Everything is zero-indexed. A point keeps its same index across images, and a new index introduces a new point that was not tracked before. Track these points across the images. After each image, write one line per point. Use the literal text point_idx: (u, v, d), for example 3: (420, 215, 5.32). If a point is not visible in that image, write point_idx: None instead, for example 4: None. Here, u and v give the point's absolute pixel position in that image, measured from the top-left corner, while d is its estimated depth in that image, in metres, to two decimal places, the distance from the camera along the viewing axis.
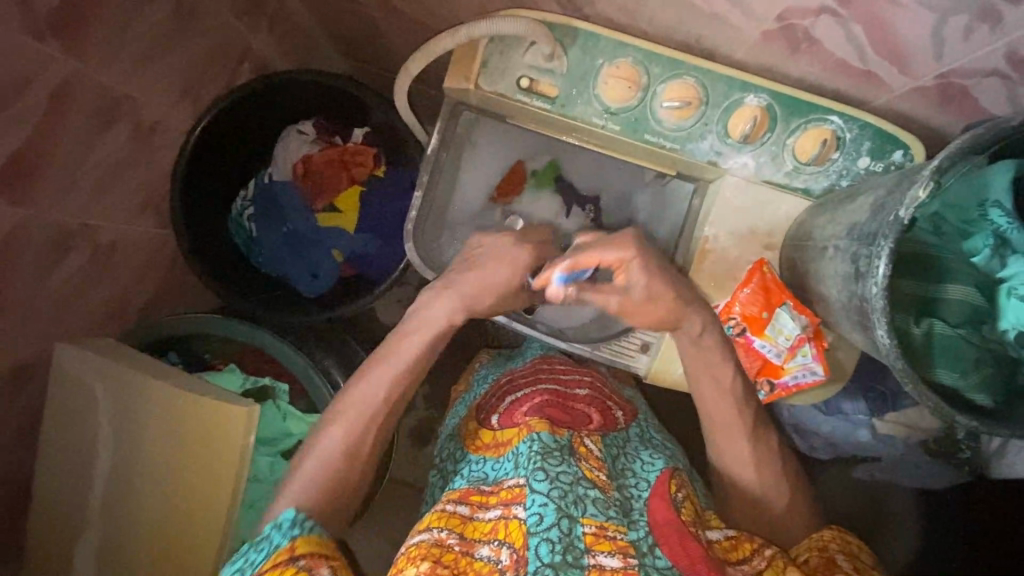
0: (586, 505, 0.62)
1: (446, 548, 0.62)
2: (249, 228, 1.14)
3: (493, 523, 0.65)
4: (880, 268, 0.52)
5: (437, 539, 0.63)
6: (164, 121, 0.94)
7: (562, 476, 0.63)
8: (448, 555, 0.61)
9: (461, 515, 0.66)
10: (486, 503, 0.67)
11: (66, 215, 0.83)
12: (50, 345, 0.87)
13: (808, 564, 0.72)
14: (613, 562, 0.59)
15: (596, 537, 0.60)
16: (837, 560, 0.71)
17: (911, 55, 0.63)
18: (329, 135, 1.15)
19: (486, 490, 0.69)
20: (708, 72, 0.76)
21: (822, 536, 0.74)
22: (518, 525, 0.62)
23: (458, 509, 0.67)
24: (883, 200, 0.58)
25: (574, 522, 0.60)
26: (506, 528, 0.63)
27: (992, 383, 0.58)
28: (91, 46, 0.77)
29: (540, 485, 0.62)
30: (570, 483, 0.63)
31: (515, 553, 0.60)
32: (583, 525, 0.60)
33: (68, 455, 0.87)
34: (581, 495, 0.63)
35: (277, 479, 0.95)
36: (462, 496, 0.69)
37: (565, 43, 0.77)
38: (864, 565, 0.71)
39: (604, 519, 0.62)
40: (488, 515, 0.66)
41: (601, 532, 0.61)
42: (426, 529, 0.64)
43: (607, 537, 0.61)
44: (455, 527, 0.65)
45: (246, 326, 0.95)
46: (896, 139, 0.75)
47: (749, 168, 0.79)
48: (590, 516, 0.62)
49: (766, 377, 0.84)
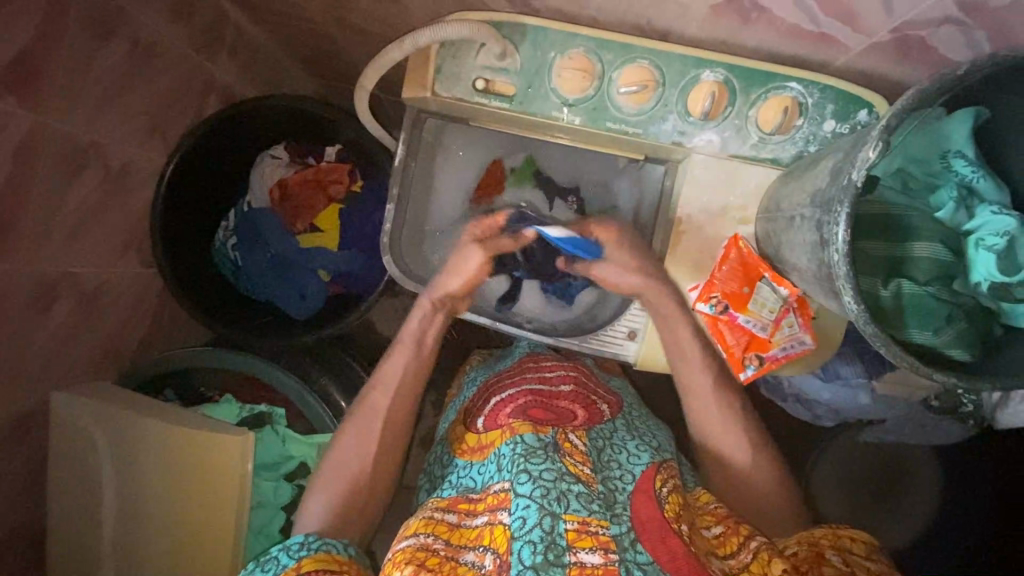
0: (569, 500, 0.61)
1: (432, 552, 0.62)
2: (234, 257, 1.16)
3: (479, 529, 0.65)
4: (839, 234, 0.51)
5: (424, 543, 0.63)
6: (134, 162, 0.95)
7: (544, 474, 0.63)
8: (433, 559, 0.61)
9: (449, 522, 0.67)
10: (472, 509, 0.68)
11: (48, 265, 0.84)
12: (46, 395, 0.89)
13: (796, 556, 0.68)
14: (594, 558, 0.56)
15: (578, 533, 0.58)
16: (826, 554, 0.67)
17: (860, 13, 0.62)
18: (303, 156, 1.17)
19: (473, 497, 0.69)
20: (662, 53, 0.75)
21: (813, 533, 0.70)
22: (502, 529, 0.61)
23: (446, 517, 0.67)
24: (841, 163, 0.58)
25: (556, 519, 0.58)
26: (492, 534, 0.62)
27: (967, 337, 0.57)
28: (49, 98, 0.78)
29: (523, 488, 0.62)
30: (553, 480, 0.62)
31: (498, 557, 0.59)
32: (565, 521, 0.59)
33: (73, 502, 0.88)
34: (564, 490, 0.61)
35: (283, 502, 0.96)
36: (450, 504, 0.70)
37: (514, 40, 0.77)
38: (857, 559, 0.67)
39: (587, 514, 0.60)
40: (476, 521, 0.66)
41: (584, 528, 0.58)
42: (413, 534, 0.64)
43: (590, 533, 0.58)
44: (441, 534, 0.65)
45: (245, 355, 0.96)
46: (859, 99, 0.74)
47: (714, 144, 0.79)
48: (573, 511, 0.60)
49: (754, 352, 0.82)
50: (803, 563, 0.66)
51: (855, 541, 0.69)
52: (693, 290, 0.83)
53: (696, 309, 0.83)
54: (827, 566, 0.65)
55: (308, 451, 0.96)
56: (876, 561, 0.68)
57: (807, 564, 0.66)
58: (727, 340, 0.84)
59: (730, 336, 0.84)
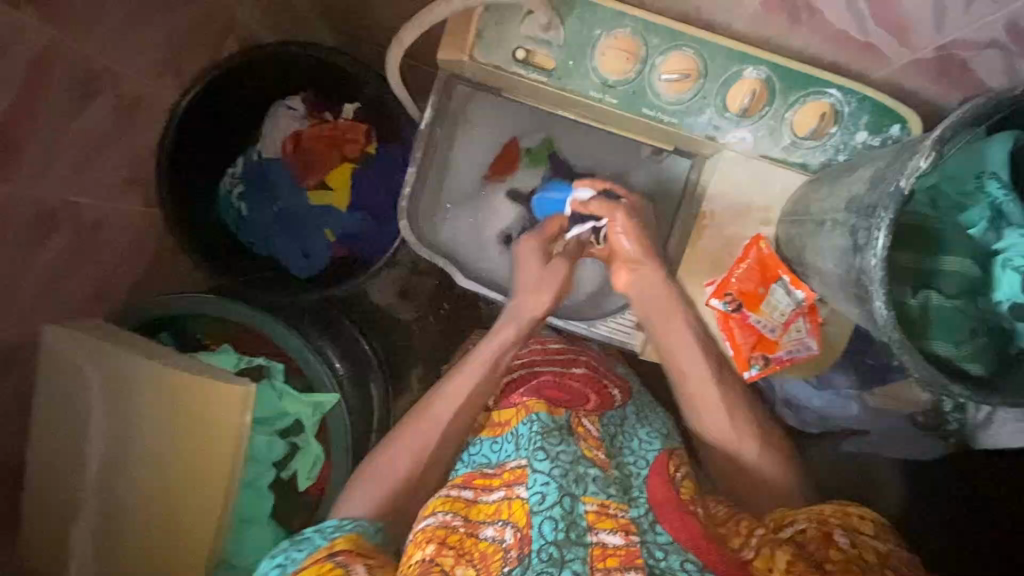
0: (587, 483, 0.62)
1: (452, 530, 0.63)
2: (239, 207, 1.12)
3: (497, 505, 0.65)
4: (879, 240, 0.51)
5: (443, 521, 0.64)
6: (148, 95, 0.92)
7: (562, 455, 0.64)
8: (454, 536, 0.62)
9: (466, 499, 0.67)
10: (489, 485, 0.69)
11: (52, 190, 0.81)
12: (36, 326, 0.86)
13: (803, 535, 0.66)
14: (616, 539, 0.58)
15: (598, 515, 0.59)
16: (835, 534, 0.65)
17: (911, 26, 0.65)
18: (320, 111, 1.12)
19: (489, 473, 0.70)
20: (708, 44, 0.75)
21: (822, 508, 0.68)
22: (520, 504, 0.62)
23: (463, 494, 0.68)
24: (882, 171, 0.57)
25: (576, 500, 0.60)
26: (509, 508, 0.64)
27: (983, 354, 0.58)
28: (70, 15, 0.74)
29: (542, 465, 0.63)
30: (571, 462, 0.63)
31: (519, 532, 0.60)
32: (584, 503, 0.60)
33: (57, 437, 0.85)
34: (582, 473, 0.63)
35: (275, 458, 0.94)
36: (466, 481, 0.70)
37: (562, 13, 0.75)
38: (866, 540, 0.65)
39: (605, 497, 0.61)
40: (492, 497, 0.67)
41: (603, 509, 0.60)
42: (431, 512, 0.65)
43: (610, 514, 0.60)
44: (460, 510, 0.66)
45: (245, 306, 0.93)
46: (894, 113, 0.74)
47: (747, 142, 0.79)
48: (591, 494, 0.61)
49: (761, 352, 0.83)
50: (811, 543, 0.65)
51: (865, 520, 0.67)
52: (708, 285, 0.83)
53: (709, 304, 0.82)
54: (835, 548, 0.63)
55: (304, 410, 0.94)
56: (884, 539, 0.65)
57: (816, 545, 0.64)
58: (737, 339, 0.83)
59: (739, 336, 0.83)
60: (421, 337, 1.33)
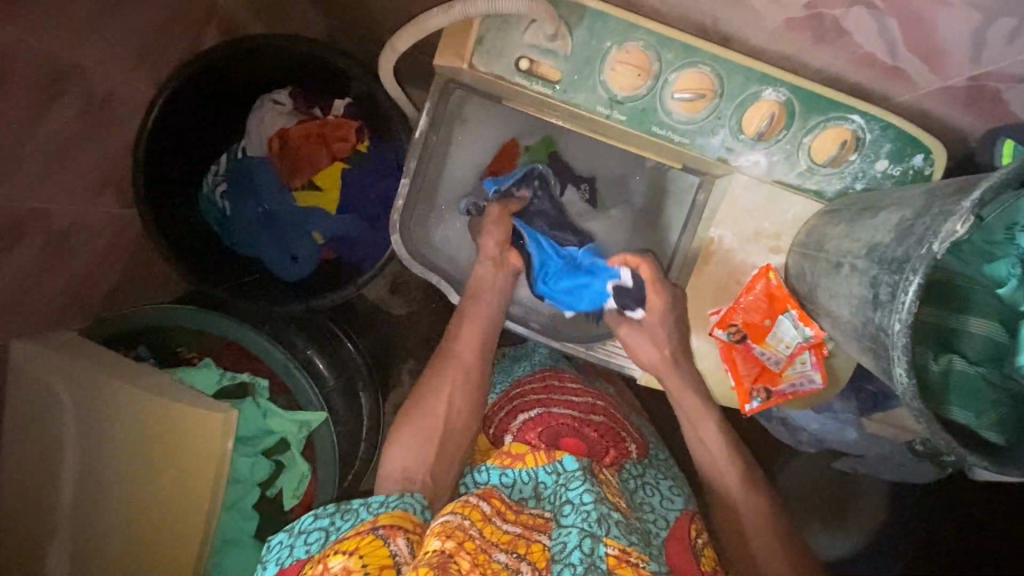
0: (609, 525, 0.60)
1: (468, 536, 0.57)
2: (222, 206, 1.07)
3: (512, 536, 0.60)
4: (905, 303, 0.48)
5: (461, 523, 0.58)
6: (122, 91, 0.85)
7: (584, 498, 0.63)
8: (469, 543, 0.56)
9: (484, 511, 0.61)
10: (506, 510, 0.63)
11: (16, 198, 0.75)
12: (6, 339, 0.81)
13: None
14: None
15: (618, 560, 0.58)
16: None
17: (945, 54, 0.59)
18: (308, 105, 1.06)
19: (507, 500, 0.65)
20: (725, 61, 0.70)
21: None
22: (541, 547, 0.60)
23: (481, 504, 0.62)
24: (910, 221, 0.54)
25: (597, 542, 0.58)
26: (529, 549, 0.60)
27: (1008, 425, 0.55)
28: (29, 10, 0.67)
29: (568, 518, 0.61)
30: (594, 503, 0.62)
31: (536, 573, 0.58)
32: (605, 545, 0.58)
33: (32, 453, 0.82)
34: (605, 515, 0.61)
35: (259, 479, 0.92)
36: (485, 495, 0.64)
37: (569, 22, 0.69)
38: None
39: (627, 544, 0.60)
40: (507, 527, 0.61)
41: (624, 556, 0.58)
42: (450, 511, 0.59)
43: (630, 562, 0.58)
44: (476, 520, 0.59)
45: (228, 319, 0.89)
46: (918, 142, 0.70)
47: (760, 166, 0.74)
48: (613, 537, 0.59)
49: (763, 384, 0.80)
50: None
51: None
52: (713, 313, 0.80)
53: (714, 333, 0.80)
54: None
55: (289, 427, 0.91)
56: None
57: None
58: (738, 370, 0.81)
59: (742, 366, 0.81)
60: (412, 335, 1.29)
